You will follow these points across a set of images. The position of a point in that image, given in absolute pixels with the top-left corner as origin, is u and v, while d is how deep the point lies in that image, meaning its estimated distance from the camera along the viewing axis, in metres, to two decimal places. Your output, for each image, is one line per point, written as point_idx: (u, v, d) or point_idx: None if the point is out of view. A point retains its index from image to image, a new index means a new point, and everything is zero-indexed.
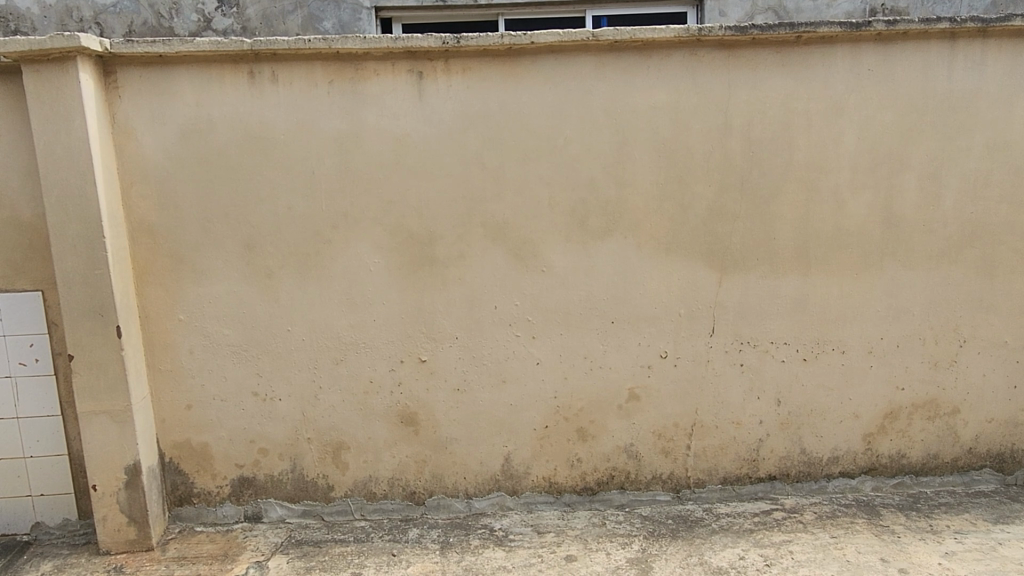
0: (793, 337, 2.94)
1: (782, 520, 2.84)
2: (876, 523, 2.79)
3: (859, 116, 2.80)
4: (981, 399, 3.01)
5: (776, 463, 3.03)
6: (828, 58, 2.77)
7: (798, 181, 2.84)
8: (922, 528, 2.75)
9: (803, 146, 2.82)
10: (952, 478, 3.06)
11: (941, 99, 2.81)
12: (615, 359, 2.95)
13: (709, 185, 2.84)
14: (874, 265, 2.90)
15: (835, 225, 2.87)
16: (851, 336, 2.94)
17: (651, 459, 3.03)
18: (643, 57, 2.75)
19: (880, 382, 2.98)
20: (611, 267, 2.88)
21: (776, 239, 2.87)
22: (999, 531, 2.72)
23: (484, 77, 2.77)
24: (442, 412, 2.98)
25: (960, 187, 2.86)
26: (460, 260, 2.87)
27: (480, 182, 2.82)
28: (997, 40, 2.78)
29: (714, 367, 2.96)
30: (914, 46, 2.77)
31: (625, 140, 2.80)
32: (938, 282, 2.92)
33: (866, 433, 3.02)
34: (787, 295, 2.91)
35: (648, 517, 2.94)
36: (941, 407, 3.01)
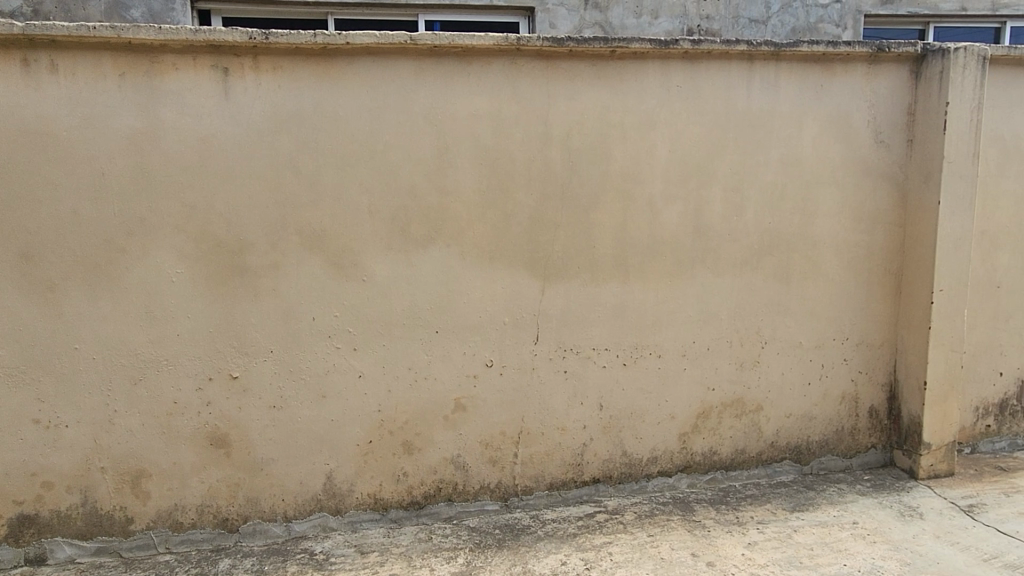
0: (613, 342, 3.02)
1: (604, 522, 2.91)
2: (690, 519, 2.92)
3: (670, 129, 2.93)
4: (781, 395, 3.24)
5: (599, 466, 3.10)
6: (640, 73, 2.87)
7: (614, 191, 2.92)
8: (729, 521, 2.90)
9: (619, 157, 2.90)
10: (758, 470, 3.27)
11: (741, 116, 3.00)
12: (440, 369, 2.89)
13: (531, 194, 2.85)
14: (685, 273, 3.04)
15: (649, 233, 2.97)
16: (666, 341, 3.07)
17: (478, 468, 3.00)
18: (463, 63, 2.73)
19: (693, 384, 3.13)
20: (434, 275, 2.83)
21: (596, 247, 2.94)
22: (795, 518, 2.93)
23: (297, 76, 2.63)
24: (257, 431, 2.79)
25: (758, 198, 3.07)
26: (273, 269, 2.71)
27: (294, 187, 2.67)
28: (788, 64, 3.01)
29: (539, 374, 2.98)
30: (717, 65, 2.94)
31: (446, 147, 2.76)
32: (742, 288, 3.11)
33: (682, 432, 3.16)
34: (607, 301, 2.99)
35: (476, 528, 2.90)
36: (746, 405, 3.21)
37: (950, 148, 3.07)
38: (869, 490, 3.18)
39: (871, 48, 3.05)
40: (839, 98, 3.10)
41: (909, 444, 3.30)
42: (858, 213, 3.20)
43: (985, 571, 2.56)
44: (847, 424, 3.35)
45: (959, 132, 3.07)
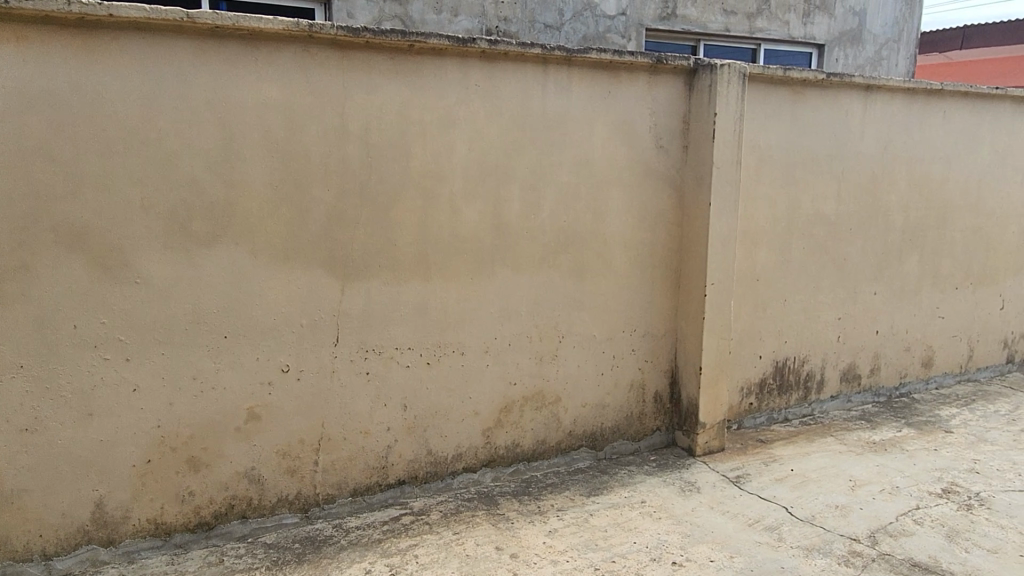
0: (416, 341, 2.98)
1: (409, 524, 2.87)
2: (494, 513, 2.97)
3: (470, 128, 2.95)
4: (577, 386, 3.40)
5: (404, 467, 3.05)
6: (439, 70, 2.85)
7: (415, 188, 2.88)
8: (531, 511, 2.99)
9: (419, 154, 2.87)
10: (557, 459, 3.41)
11: (537, 117, 3.09)
12: (229, 378, 2.67)
13: (327, 190, 2.72)
14: (486, 271, 3.08)
15: (450, 231, 2.97)
16: (469, 338, 3.09)
17: (276, 480, 2.82)
18: (250, 48, 2.53)
19: (495, 379, 3.18)
20: (221, 276, 2.60)
21: (397, 245, 2.88)
22: (591, 502, 3.09)
23: (48, 49, 2.28)
24: (4, 460, 2.40)
25: (554, 198, 3.18)
26: (22, 271, 2.33)
27: (47, 176, 2.32)
28: (578, 70, 3.16)
29: (339, 378, 2.86)
30: (513, 66, 3.00)
31: (231, 137, 2.55)
32: (540, 284, 3.22)
33: (486, 428, 3.20)
34: (409, 300, 2.94)
35: (273, 544, 2.73)
36: (546, 397, 3.33)
37: (718, 155, 3.39)
38: (655, 470, 3.44)
39: (651, 59, 3.28)
40: (624, 105, 3.31)
41: (688, 425, 3.62)
42: (642, 213, 3.44)
43: (750, 535, 2.87)
44: (636, 410, 3.60)
45: (725, 141, 3.41)
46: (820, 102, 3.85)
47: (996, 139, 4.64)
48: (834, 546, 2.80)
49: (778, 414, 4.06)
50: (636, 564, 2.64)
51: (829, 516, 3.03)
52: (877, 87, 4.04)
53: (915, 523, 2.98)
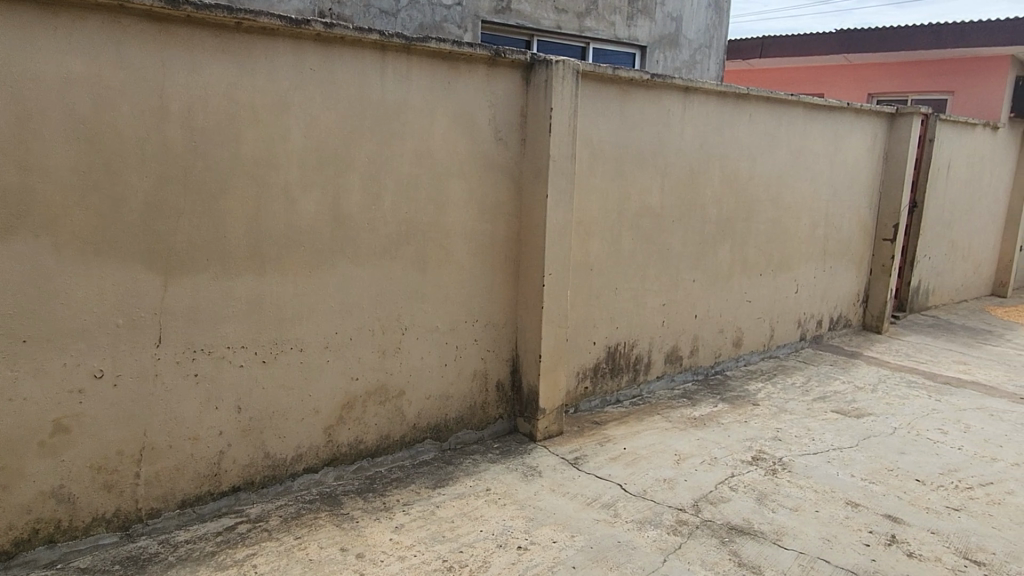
0: (250, 339, 2.81)
1: (246, 533, 2.71)
2: (337, 513, 2.88)
3: (305, 114, 2.81)
4: (420, 379, 3.38)
5: (239, 473, 2.87)
6: (270, 52, 2.69)
7: (246, 176, 2.70)
8: (376, 508, 2.94)
9: (250, 140, 2.69)
10: (401, 453, 3.37)
11: (376, 106, 3.01)
12: (30, 387, 2.35)
13: (145, 176, 2.48)
14: (324, 264, 2.96)
15: (285, 222, 2.82)
16: (308, 334, 2.96)
17: (90, 497, 2.53)
18: (48, 14, 2.24)
19: (336, 375, 3.08)
20: (17, 272, 2.29)
21: (227, 238, 2.69)
22: (437, 494, 3.09)
23: None
24: None
25: (394, 188, 3.13)
26: None
27: None
28: (417, 59, 3.11)
29: (164, 382, 2.63)
30: (350, 52, 2.90)
31: (27, 114, 2.24)
32: (382, 277, 3.15)
33: (327, 426, 3.10)
34: (242, 296, 2.76)
35: (88, 568, 2.46)
36: (389, 391, 3.28)
37: (555, 149, 3.49)
38: (498, 458, 3.51)
39: (490, 52, 3.30)
40: (463, 97, 3.31)
41: (529, 411, 3.73)
42: (482, 205, 3.47)
43: (589, 514, 3.01)
44: (478, 399, 3.65)
45: (561, 135, 3.51)
46: (645, 101, 4.08)
47: (792, 140, 5.17)
48: (663, 518, 3.01)
49: (610, 396, 4.29)
50: (482, 552, 2.68)
51: (658, 490, 3.25)
52: (694, 89, 4.35)
53: (731, 490, 3.28)
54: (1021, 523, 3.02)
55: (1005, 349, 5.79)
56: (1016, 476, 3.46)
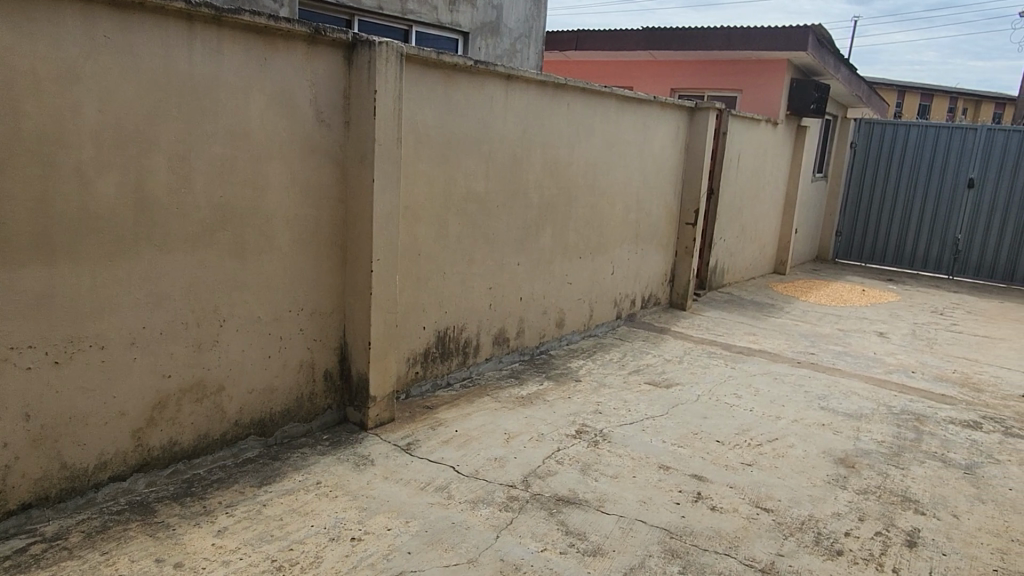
0: (39, 338, 2.50)
1: (41, 554, 2.43)
2: (151, 522, 2.67)
3: (100, 86, 2.53)
4: (241, 373, 3.20)
5: (30, 488, 2.56)
6: (54, 14, 2.39)
7: (29, 154, 2.38)
8: (195, 513, 2.76)
9: (32, 113, 2.38)
10: (222, 452, 3.18)
11: (183, 81, 2.78)
12: None
13: None
14: (128, 252, 2.70)
15: (79, 207, 2.53)
16: (111, 330, 2.69)
17: None
18: None
19: (146, 373, 2.84)
20: None
21: (7, 224, 2.36)
22: (263, 492, 2.96)
23: None
24: None
25: (207, 170, 2.92)
26: None
27: None
28: (229, 32, 2.91)
29: None
30: (152, 20, 2.65)
31: None
32: (195, 266, 2.93)
33: (136, 429, 2.84)
34: (28, 289, 2.44)
35: None
36: (207, 387, 3.07)
37: (380, 132, 3.43)
38: (328, 449, 3.42)
39: (309, 29, 3.17)
40: (281, 75, 3.15)
41: (359, 400, 3.67)
42: (304, 189, 3.34)
43: (422, 498, 3.02)
44: (305, 390, 3.53)
45: (387, 118, 3.45)
46: (469, 87, 4.12)
47: (605, 130, 5.46)
48: (495, 496, 3.09)
49: (441, 380, 4.33)
50: (314, 547, 2.60)
51: (489, 469, 3.34)
52: (515, 77, 4.45)
53: (557, 463, 3.45)
54: (800, 471, 3.46)
55: (785, 320, 6.56)
56: (795, 431, 3.95)
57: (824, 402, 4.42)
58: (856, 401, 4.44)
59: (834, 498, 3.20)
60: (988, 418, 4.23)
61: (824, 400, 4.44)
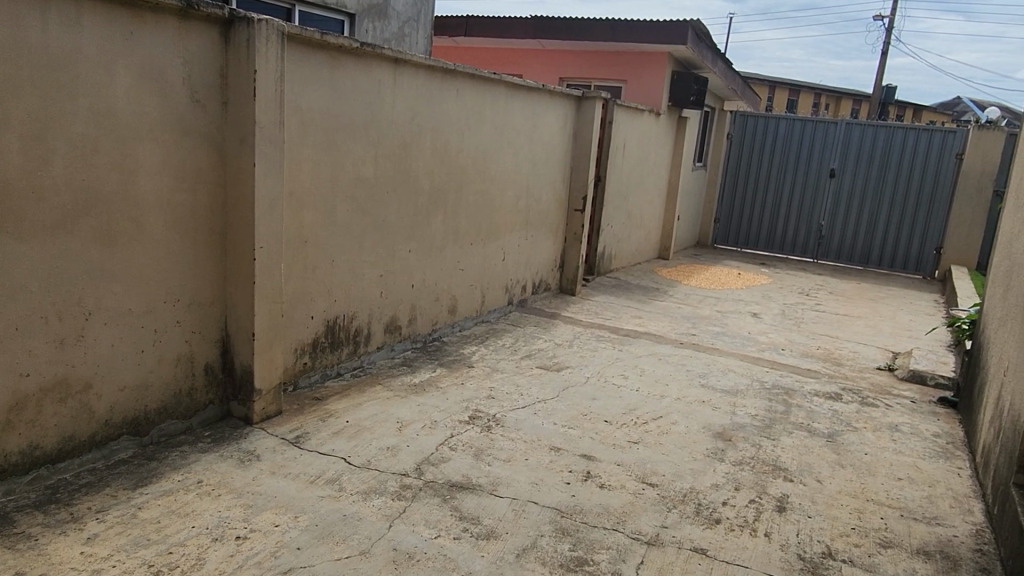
0: None
1: None
2: (9, 534, 2.45)
3: None
4: (110, 369, 3.00)
5: None
6: None
7: None
8: (61, 521, 2.56)
9: None
10: (90, 455, 2.97)
11: (37, 53, 2.55)
12: None
13: None
14: None
15: None
16: None
17: None
18: None
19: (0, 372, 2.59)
20: None
21: None
22: (138, 495, 2.79)
23: None
24: None
25: (67, 151, 2.69)
26: None
27: None
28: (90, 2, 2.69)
29: None
30: None
31: None
32: (56, 255, 2.71)
33: None
34: None
35: None
36: (72, 386, 2.85)
37: (261, 114, 3.28)
38: (210, 446, 3.26)
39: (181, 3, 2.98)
40: (150, 50, 2.95)
41: (242, 394, 3.52)
42: (178, 173, 3.15)
43: (312, 492, 2.95)
44: (184, 385, 3.35)
45: (268, 100, 3.31)
46: (355, 70, 4.02)
47: (495, 117, 5.48)
48: (387, 485, 3.06)
49: (330, 371, 4.23)
50: (196, 549, 2.49)
51: (381, 459, 3.30)
52: (403, 61, 4.38)
53: (451, 450, 3.45)
54: (682, 447, 3.64)
55: (668, 303, 6.85)
56: (678, 408, 4.14)
57: (704, 380, 4.66)
58: (732, 378, 4.71)
59: (713, 470, 3.39)
60: (847, 389, 4.60)
61: (704, 378, 4.68)
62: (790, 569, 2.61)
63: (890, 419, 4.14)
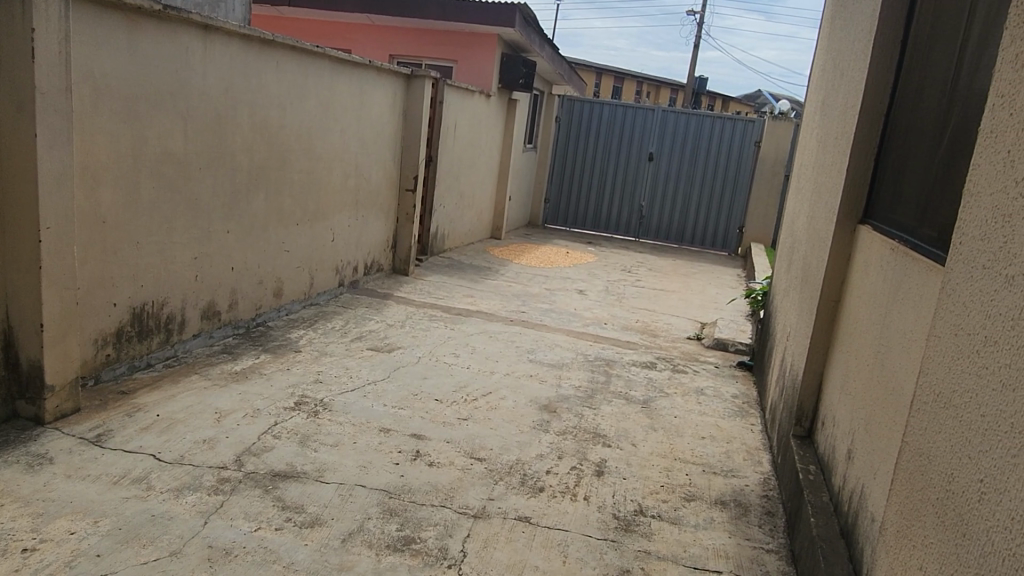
0: None
1: None
2: None
3: None
4: None
5: None
6: None
7: None
8: None
9: None
10: None
11: None
12: None
13: None
14: None
15: None
16: None
17: None
18: None
19: None
20: None
21: None
22: None
23: None
24: None
25: None
26: None
27: None
28: None
29: None
30: None
31: None
32: None
33: None
34: None
35: None
36: None
37: (44, 79, 2.93)
38: None
39: None
40: None
41: (32, 391, 3.16)
42: None
43: (115, 493, 2.72)
44: None
45: (51, 63, 2.96)
46: (157, 35, 3.69)
47: (319, 92, 5.27)
48: (203, 480, 2.89)
49: (139, 361, 3.89)
50: None
51: (197, 452, 3.10)
52: (214, 27, 4.08)
53: (274, 438, 3.32)
54: (510, 420, 3.75)
55: (499, 282, 7.00)
56: (507, 383, 4.26)
57: (532, 355, 4.82)
58: (558, 352, 4.92)
59: (538, 441, 3.53)
60: (660, 358, 4.96)
61: (532, 353, 4.85)
62: (605, 528, 2.79)
63: (696, 384, 4.52)
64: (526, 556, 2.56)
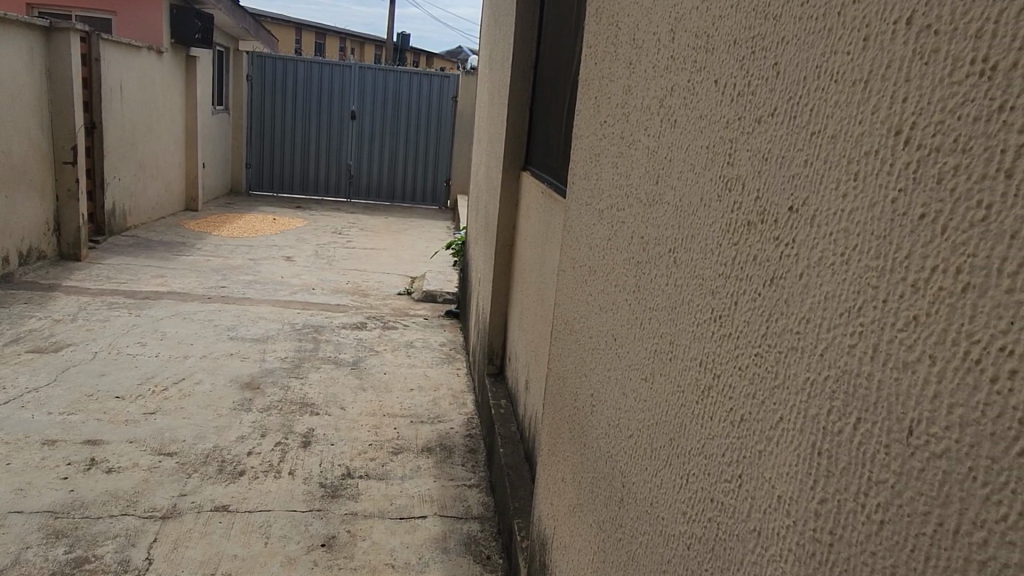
0: None
1: None
2: None
3: None
4: None
5: None
6: None
7: None
8: None
9: None
10: None
11: None
12: None
13: None
14: None
15: None
16: None
17: None
18: None
19: None
20: None
21: None
22: None
23: None
24: None
25: None
26: None
27: None
28: None
29: None
30: None
31: None
32: None
33: None
34: None
35: None
36: None
37: None
38: None
39: None
40: None
41: None
42: None
43: None
44: None
45: None
46: None
47: None
48: None
49: None
50: None
51: None
52: None
53: None
54: (206, 406, 3.47)
55: (195, 257, 6.42)
56: (203, 367, 3.94)
57: (233, 332, 4.52)
58: (263, 325, 4.67)
59: (239, 423, 3.32)
60: (371, 317, 4.96)
61: (233, 330, 4.54)
62: (311, 498, 2.72)
63: (406, 338, 4.60)
64: (223, 547, 2.40)
